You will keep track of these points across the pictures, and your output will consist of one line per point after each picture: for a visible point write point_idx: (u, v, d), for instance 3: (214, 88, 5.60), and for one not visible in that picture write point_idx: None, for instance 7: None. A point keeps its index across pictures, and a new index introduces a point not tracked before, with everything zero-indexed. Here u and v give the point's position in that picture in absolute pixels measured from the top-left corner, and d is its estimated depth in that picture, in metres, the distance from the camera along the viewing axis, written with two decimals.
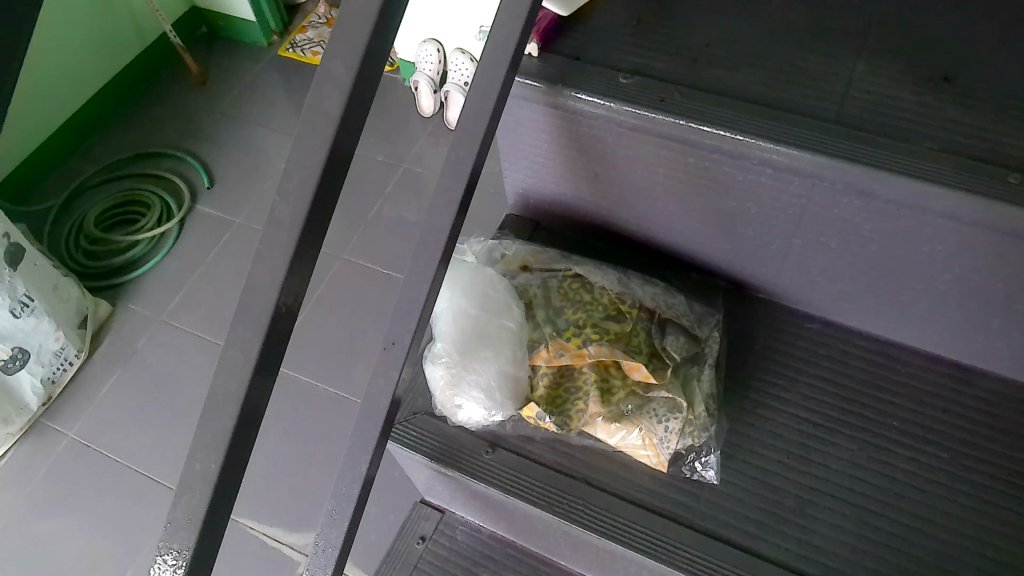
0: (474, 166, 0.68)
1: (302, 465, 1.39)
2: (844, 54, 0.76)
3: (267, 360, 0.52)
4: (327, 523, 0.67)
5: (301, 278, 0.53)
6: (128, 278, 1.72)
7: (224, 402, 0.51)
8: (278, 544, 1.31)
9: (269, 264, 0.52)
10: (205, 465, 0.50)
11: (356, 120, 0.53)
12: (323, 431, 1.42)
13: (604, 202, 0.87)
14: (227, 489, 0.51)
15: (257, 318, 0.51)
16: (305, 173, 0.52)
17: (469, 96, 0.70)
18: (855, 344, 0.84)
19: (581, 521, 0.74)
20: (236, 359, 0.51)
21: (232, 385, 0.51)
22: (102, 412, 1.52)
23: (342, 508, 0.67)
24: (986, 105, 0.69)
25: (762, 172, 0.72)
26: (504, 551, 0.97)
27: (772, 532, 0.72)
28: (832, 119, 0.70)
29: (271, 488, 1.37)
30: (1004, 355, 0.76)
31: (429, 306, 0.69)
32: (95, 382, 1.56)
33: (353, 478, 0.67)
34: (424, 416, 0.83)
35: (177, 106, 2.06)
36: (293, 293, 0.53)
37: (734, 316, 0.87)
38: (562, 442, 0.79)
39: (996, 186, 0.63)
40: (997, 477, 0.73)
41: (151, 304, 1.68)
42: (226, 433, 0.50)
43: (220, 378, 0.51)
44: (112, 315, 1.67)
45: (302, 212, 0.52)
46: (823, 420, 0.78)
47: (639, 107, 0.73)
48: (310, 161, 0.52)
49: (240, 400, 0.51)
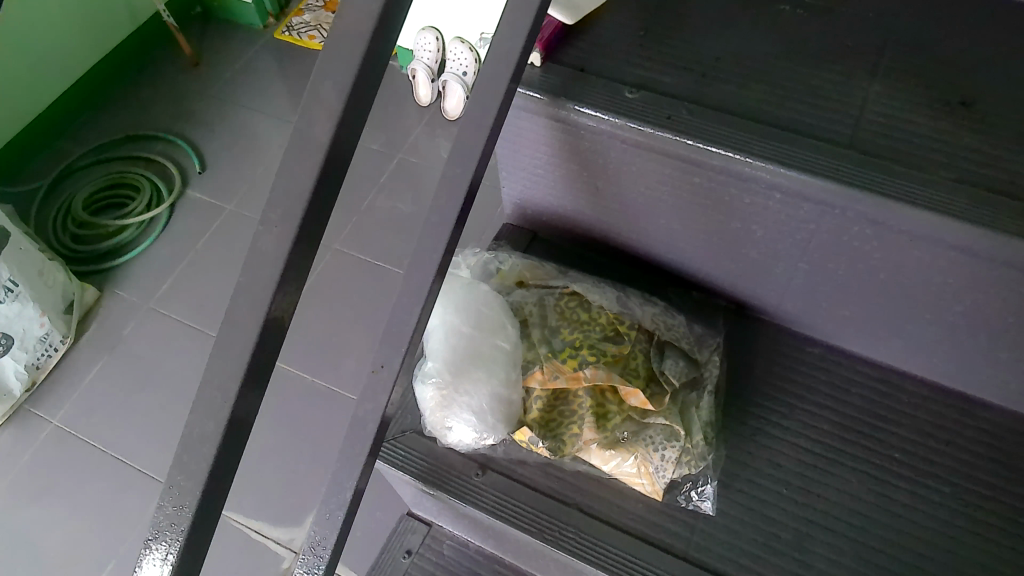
0: (471, 184, 0.66)
1: (290, 461, 1.36)
2: (858, 72, 0.73)
3: (248, 398, 0.49)
4: (311, 547, 0.64)
5: (284, 312, 0.50)
6: (115, 263, 1.68)
7: (201, 441, 0.48)
8: (263, 539, 1.29)
9: (250, 296, 0.49)
10: (178, 508, 0.47)
11: (346, 147, 0.50)
12: (313, 427, 1.39)
13: (604, 217, 0.85)
14: (201, 535, 0.48)
15: (237, 355, 0.49)
16: (290, 201, 0.49)
17: (467, 110, 0.67)
18: (858, 370, 0.82)
19: (572, 550, 0.72)
20: (214, 397, 0.48)
21: (209, 424, 0.48)
22: (86, 401, 1.48)
23: (326, 532, 0.64)
24: (1003, 132, 0.67)
25: (771, 196, 0.69)
26: (491, 567, 0.95)
27: (767, 566, 0.70)
28: (844, 144, 0.67)
29: (259, 481, 1.34)
30: (1010, 388, 0.74)
31: (421, 326, 0.66)
32: (80, 369, 1.53)
33: (338, 505, 0.64)
34: (414, 434, 0.80)
35: (169, 88, 2.02)
36: (275, 328, 0.50)
37: (735, 338, 0.84)
38: (556, 466, 0.77)
39: (1014, 221, 0.60)
40: (999, 514, 0.71)
41: (139, 292, 1.64)
42: (202, 476, 0.47)
43: (196, 416, 0.49)
44: (99, 300, 1.63)
45: (287, 243, 0.49)
46: (823, 450, 0.76)
47: (644, 124, 0.70)
48: (297, 189, 0.49)
49: (216, 443, 0.48)
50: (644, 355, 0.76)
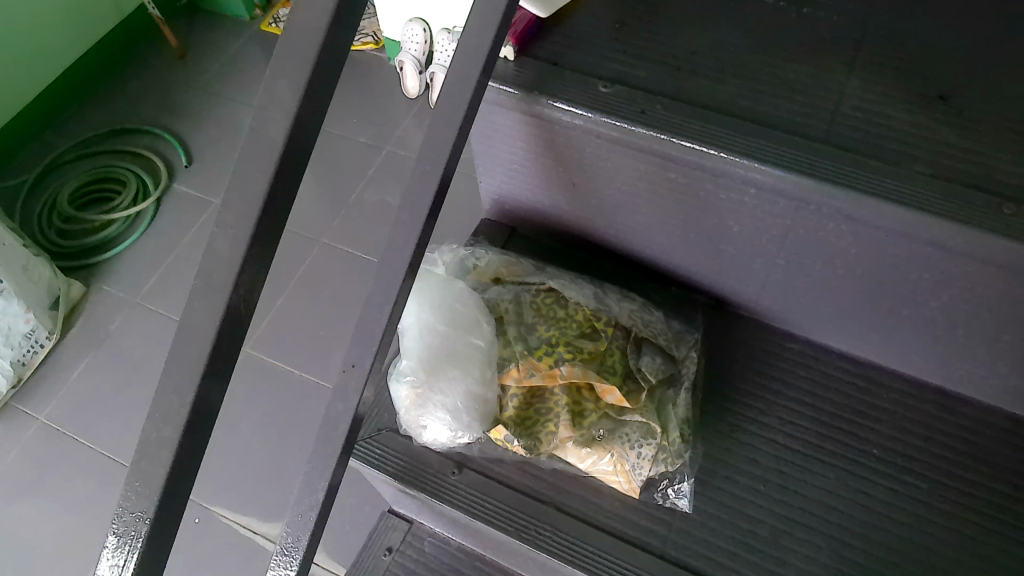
0: (441, 180, 0.65)
1: (274, 455, 1.35)
2: (835, 66, 0.72)
3: (206, 404, 0.49)
4: (285, 548, 0.64)
5: (243, 314, 0.49)
6: (101, 258, 1.66)
7: (158, 446, 0.47)
8: (250, 534, 1.28)
9: (207, 298, 0.48)
10: (135, 514, 0.47)
11: (303, 145, 0.49)
12: (296, 420, 1.38)
13: (582, 212, 0.84)
14: (159, 544, 0.47)
15: (194, 358, 0.48)
16: (246, 201, 0.48)
17: (436, 106, 0.66)
18: (836, 365, 0.81)
19: (548, 549, 0.71)
20: (170, 402, 0.48)
21: (165, 429, 0.47)
22: (72, 397, 1.47)
23: (299, 534, 0.64)
24: (980, 126, 0.66)
25: (747, 191, 0.68)
26: (473, 565, 0.95)
27: (743, 564, 0.70)
28: (819, 138, 0.66)
29: (244, 477, 1.34)
30: (987, 382, 0.74)
31: (392, 325, 0.65)
32: (66, 365, 1.52)
33: (310, 505, 0.64)
34: (390, 433, 0.80)
35: (156, 81, 2.00)
36: (233, 331, 0.49)
37: (713, 335, 0.84)
38: (532, 465, 0.76)
39: (987, 216, 0.60)
40: (975, 509, 0.71)
41: (126, 287, 1.63)
42: (159, 482, 0.47)
43: (152, 422, 0.48)
44: (85, 295, 1.61)
45: (243, 245, 0.48)
46: (801, 447, 0.76)
47: (618, 118, 0.69)
48: (252, 189, 0.48)
49: (174, 448, 0.47)
50: (620, 351, 0.76)
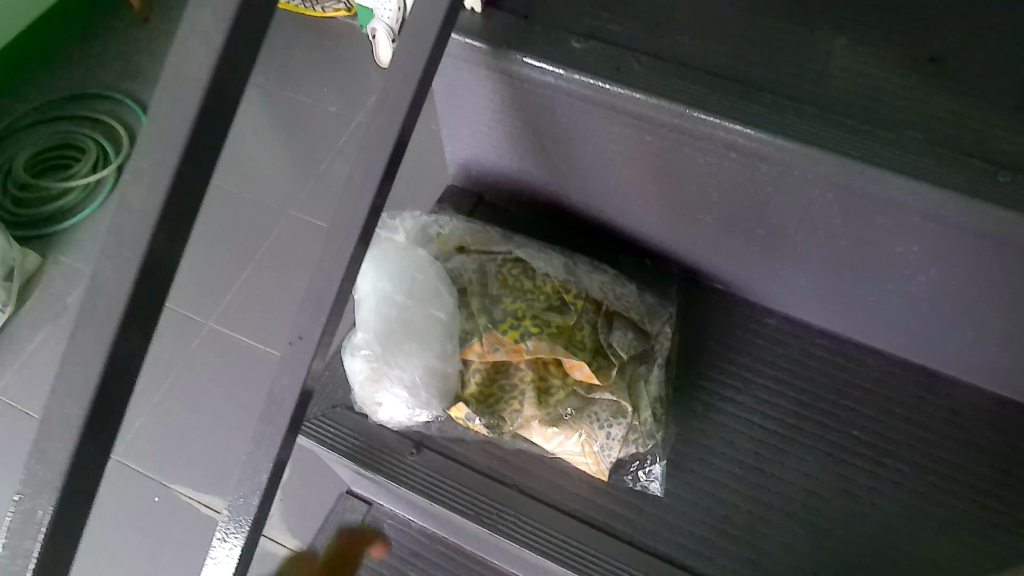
0: (398, 138, 0.60)
1: (222, 424, 1.28)
2: (823, 25, 0.68)
3: (120, 377, 0.44)
4: (220, 535, 0.59)
5: (164, 278, 0.44)
6: (59, 228, 1.58)
7: (64, 424, 0.42)
8: (196, 504, 1.21)
9: (120, 259, 0.43)
10: (35, 501, 0.42)
11: (231, 89, 0.44)
12: (246, 387, 1.31)
13: (553, 179, 0.79)
14: (63, 533, 0.42)
15: (104, 326, 0.43)
16: (164, 151, 0.43)
17: (393, 57, 0.60)
18: (816, 343, 0.78)
19: (510, 535, 0.68)
20: (78, 375, 0.43)
21: (72, 405, 0.42)
22: (24, 373, 1.40)
23: (238, 520, 0.59)
24: (975, 90, 0.62)
25: (727, 156, 0.64)
26: (435, 550, 0.91)
27: (717, 550, 0.66)
28: (805, 100, 0.62)
29: (189, 446, 1.26)
30: (972, 361, 0.71)
31: (342, 294, 0.60)
32: (19, 339, 1.44)
33: (250, 490, 0.59)
34: (343, 410, 0.75)
35: (117, 44, 1.91)
36: (152, 296, 0.44)
37: (689, 310, 0.80)
38: (495, 445, 0.72)
39: (980, 183, 0.56)
40: (958, 494, 0.68)
41: (83, 258, 1.55)
42: (64, 465, 0.42)
43: (59, 397, 0.43)
44: (40, 267, 1.53)
45: (160, 200, 0.43)
46: (779, 427, 0.73)
47: (592, 76, 0.64)
48: (172, 137, 0.43)
49: (81, 426, 0.42)
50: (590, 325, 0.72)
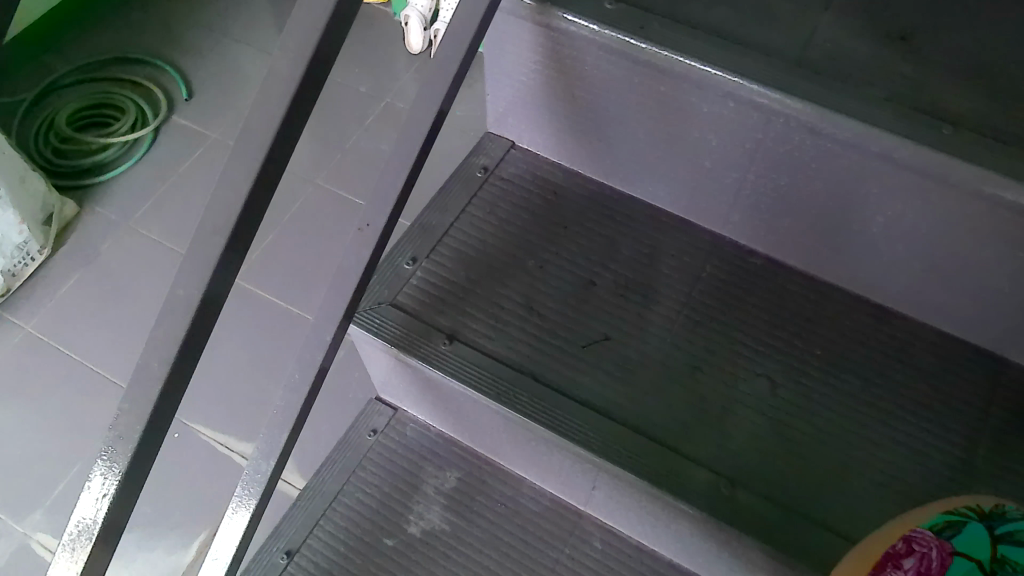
0: (441, 105, 0.78)
1: (244, 391, 1.37)
2: (815, 8, 0.83)
3: (243, 219, 0.60)
4: (280, 407, 0.79)
5: (279, 155, 0.60)
6: (93, 180, 1.70)
7: (204, 261, 0.60)
8: (227, 451, 1.31)
9: (253, 139, 0.59)
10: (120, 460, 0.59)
11: (346, 14, 0.59)
12: (273, 355, 1.41)
13: (580, 127, 0.94)
14: (182, 366, 0.60)
15: (240, 189, 0.59)
16: (296, 56, 0.59)
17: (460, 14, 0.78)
18: (793, 281, 0.90)
19: (525, 411, 0.81)
20: (218, 220, 0.60)
21: (211, 255, 0.59)
22: (61, 312, 1.51)
23: (295, 392, 0.79)
24: (935, 65, 0.77)
25: (726, 104, 0.78)
26: (451, 450, 1.05)
27: (695, 435, 0.79)
28: (796, 61, 0.77)
29: (222, 403, 1.36)
30: (919, 300, 0.84)
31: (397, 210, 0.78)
32: (55, 279, 1.56)
33: (288, 415, 0.79)
34: (389, 306, 0.89)
35: (158, 12, 2.05)
36: (270, 167, 0.60)
37: (686, 247, 0.93)
38: (519, 341, 0.86)
39: (924, 131, 0.71)
40: (902, 405, 0.80)
41: (119, 210, 1.67)
42: (197, 298, 0.60)
43: (207, 246, 0.60)
44: (77, 216, 1.65)
45: (291, 89, 0.59)
46: (755, 342, 0.85)
47: (619, 31, 0.79)
48: (303, 47, 0.58)
49: (215, 262, 0.60)
50: None
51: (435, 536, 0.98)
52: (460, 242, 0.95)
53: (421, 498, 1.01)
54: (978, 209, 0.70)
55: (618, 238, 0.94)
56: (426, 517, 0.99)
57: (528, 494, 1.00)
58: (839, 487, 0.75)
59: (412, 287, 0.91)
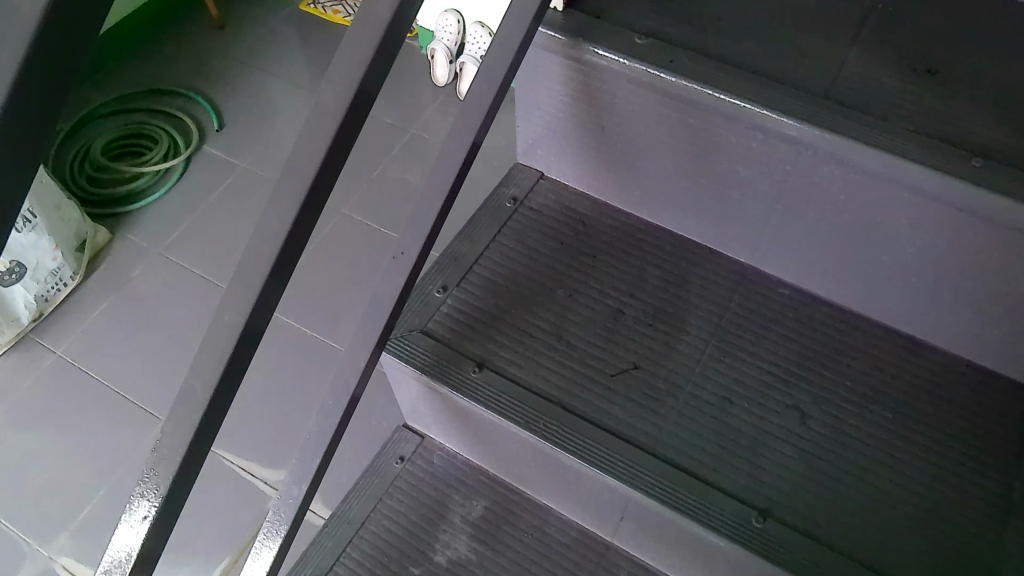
0: (475, 139, 0.80)
1: (274, 416, 1.39)
2: (842, 44, 0.84)
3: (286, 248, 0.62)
4: (313, 433, 0.80)
5: (323, 185, 0.62)
6: (126, 209, 1.74)
7: (247, 287, 0.61)
8: (249, 477, 1.32)
9: (298, 169, 0.61)
10: (155, 492, 0.60)
11: (388, 50, 0.61)
12: (304, 383, 1.43)
13: (609, 158, 0.95)
14: (224, 391, 0.62)
15: (283, 217, 0.61)
16: (340, 90, 0.60)
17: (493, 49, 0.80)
18: (822, 312, 0.90)
19: (554, 440, 0.81)
20: (262, 247, 0.61)
21: (255, 281, 0.61)
22: (93, 337, 1.54)
23: (328, 419, 0.80)
24: (963, 99, 0.78)
25: (755, 136, 0.79)
26: (477, 478, 1.05)
27: (726, 465, 0.79)
28: (824, 95, 0.78)
29: (252, 428, 1.37)
30: (950, 332, 0.84)
31: (431, 239, 0.80)
32: (87, 303, 1.59)
33: (322, 439, 0.79)
34: (420, 334, 0.90)
35: (191, 46, 2.11)
36: (314, 196, 0.62)
37: (714, 278, 0.94)
38: (549, 370, 0.87)
39: (954, 163, 0.71)
40: (936, 438, 0.79)
41: (150, 237, 1.70)
42: (240, 323, 0.61)
43: (248, 275, 0.61)
44: (109, 243, 1.69)
45: (334, 121, 0.61)
46: (785, 373, 0.85)
47: (648, 65, 0.81)
48: (345, 81, 0.60)
49: (259, 288, 0.61)
50: None
51: (461, 565, 0.98)
52: (489, 271, 0.96)
53: (447, 526, 1.01)
54: (1012, 242, 0.70)
55: (646, 267, 0.95)
56: (451, 547, 0.99)
57: (553, 525, 1.00)
58: (872, 521, 0.75)
59: (442, 315, 0.92)
